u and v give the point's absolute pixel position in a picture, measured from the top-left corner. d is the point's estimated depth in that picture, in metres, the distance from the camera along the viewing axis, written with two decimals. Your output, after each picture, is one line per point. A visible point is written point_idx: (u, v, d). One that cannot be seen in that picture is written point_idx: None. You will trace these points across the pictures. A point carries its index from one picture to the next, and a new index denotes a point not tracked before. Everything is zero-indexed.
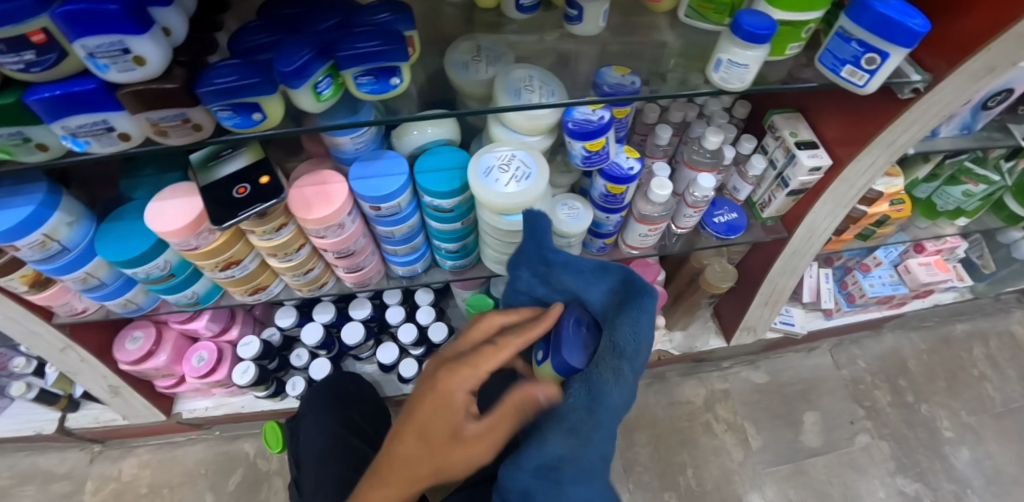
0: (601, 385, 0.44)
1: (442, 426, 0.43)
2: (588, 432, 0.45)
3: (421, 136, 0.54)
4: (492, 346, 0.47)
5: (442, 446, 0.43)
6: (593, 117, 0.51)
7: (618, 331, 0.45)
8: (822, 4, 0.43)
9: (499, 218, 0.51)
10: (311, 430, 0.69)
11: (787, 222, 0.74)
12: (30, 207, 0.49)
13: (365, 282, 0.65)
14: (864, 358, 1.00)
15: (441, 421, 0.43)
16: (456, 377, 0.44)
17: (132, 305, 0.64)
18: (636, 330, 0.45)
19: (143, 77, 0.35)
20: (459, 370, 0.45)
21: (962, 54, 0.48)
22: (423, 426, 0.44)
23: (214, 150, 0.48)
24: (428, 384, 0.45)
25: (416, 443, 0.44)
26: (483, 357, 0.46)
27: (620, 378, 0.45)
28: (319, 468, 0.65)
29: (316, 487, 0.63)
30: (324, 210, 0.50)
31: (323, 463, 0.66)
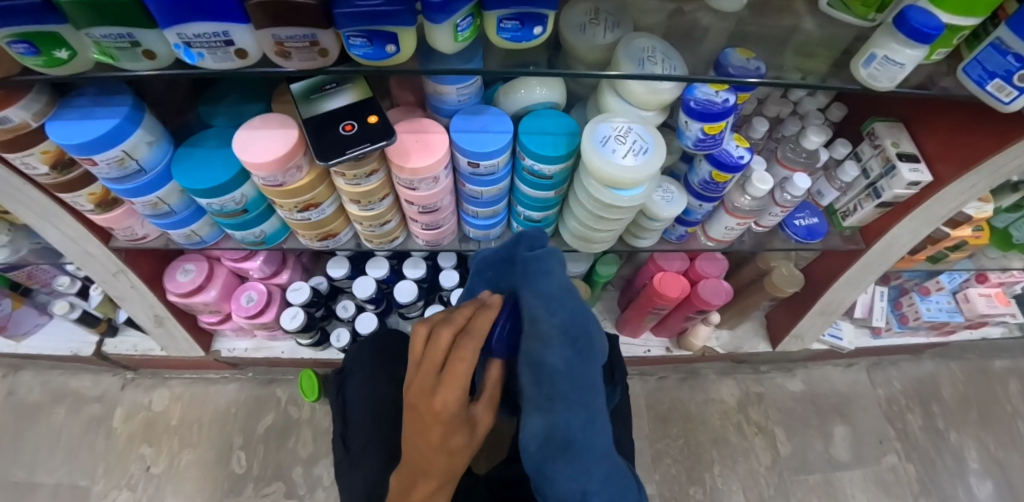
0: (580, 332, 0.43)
1: (459, 439, 0.41)
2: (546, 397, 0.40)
3: (529, 96, 0.51)
4: (457, 361, 0.41)
5: (448, 454, 0.41)
6: (717, 98, 0.48)
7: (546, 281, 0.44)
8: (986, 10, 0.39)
9: (605, 190, 0.49)
10: (357, 386, 0.68)
11: (866, 234, 0.72)
12: (113, 120, 0.47)
13: (437, 241, 0.62)
14: (900, 380, 0.99)
15: (450, 437, 0.41)
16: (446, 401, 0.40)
17: (196, 237, 0.62)
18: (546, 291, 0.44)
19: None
20: (437, 397, 0.40)
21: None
22: (430, 451, 0.41)
23: (319, 83, 0.45)
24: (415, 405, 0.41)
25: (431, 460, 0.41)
26: (460, 363, 0.41)
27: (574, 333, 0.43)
28: (365, 432, 0.63)
29: (365, 444, 0.62)
30: (423, 159, 0.47)
31: (372, 423, 0.64)
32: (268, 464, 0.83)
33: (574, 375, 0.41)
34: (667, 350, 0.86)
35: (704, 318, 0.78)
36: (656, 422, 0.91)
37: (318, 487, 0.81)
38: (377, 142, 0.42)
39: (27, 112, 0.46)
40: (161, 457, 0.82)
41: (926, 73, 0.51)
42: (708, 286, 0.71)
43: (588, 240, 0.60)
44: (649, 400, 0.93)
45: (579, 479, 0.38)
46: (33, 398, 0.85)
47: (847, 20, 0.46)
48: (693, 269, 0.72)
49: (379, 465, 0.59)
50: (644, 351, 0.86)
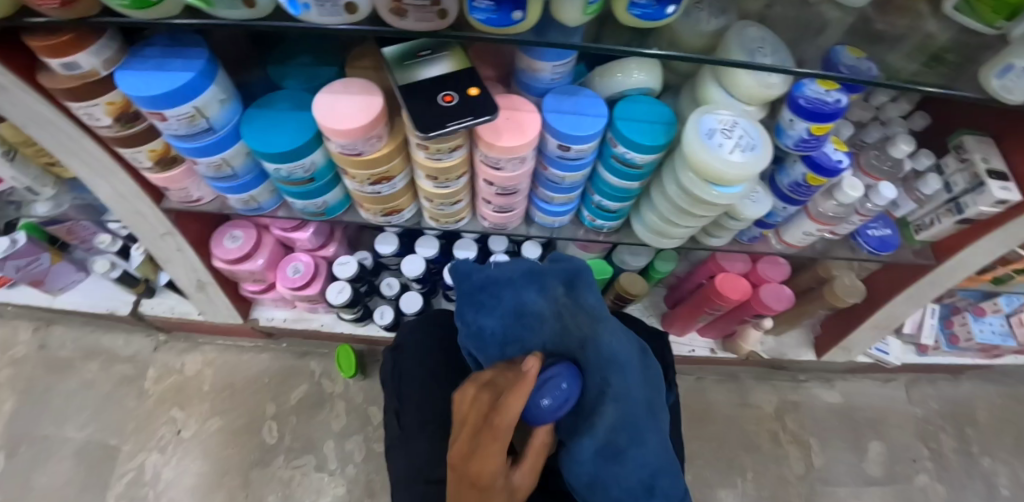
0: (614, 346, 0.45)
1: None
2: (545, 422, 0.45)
3: (626, 81, 0.48)
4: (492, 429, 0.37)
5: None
6: (829, 97, 0.45)
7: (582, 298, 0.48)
8: None
9: (702, 186, 0.46)
10: (412, 365, 0.66)
11: (937, 250, 0.69)
12: (189, 73, 0.44)
13: (503, 225, 0.60)
14: (936, 399, 0.98)
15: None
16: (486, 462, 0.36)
17: (253, 203, 0.60)
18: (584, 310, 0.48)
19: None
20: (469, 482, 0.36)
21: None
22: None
23: (414, 48, 0.42)
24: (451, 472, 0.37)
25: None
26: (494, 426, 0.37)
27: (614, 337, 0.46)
28: (422, 407, 0.62)
29: (420, 426, 0.60)
30: (516, 138, 0.44)
31: (426, 401, 0.63)
32: (299, 435, 0.82)
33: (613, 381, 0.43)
34: (712, 351, 0.85)
35: (757, 323, 0.76)
36: (690, 423, 0.90)
37: (349, 463, 0.80)
38: (481, 116, 0.39)
39: (97, 58, 0.43)
40: (192, 421, 0.81)
41: None
42: (770, 290, 0.68)
43: (664, 236, 0.57)
44: (684, 400, 0.92)
45: (634, 478, 0.41)
46: (65, 353, 0.84)
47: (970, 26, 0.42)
48: (754, 273, 0.70)
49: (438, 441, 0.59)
50: (688, 351, 0.85)
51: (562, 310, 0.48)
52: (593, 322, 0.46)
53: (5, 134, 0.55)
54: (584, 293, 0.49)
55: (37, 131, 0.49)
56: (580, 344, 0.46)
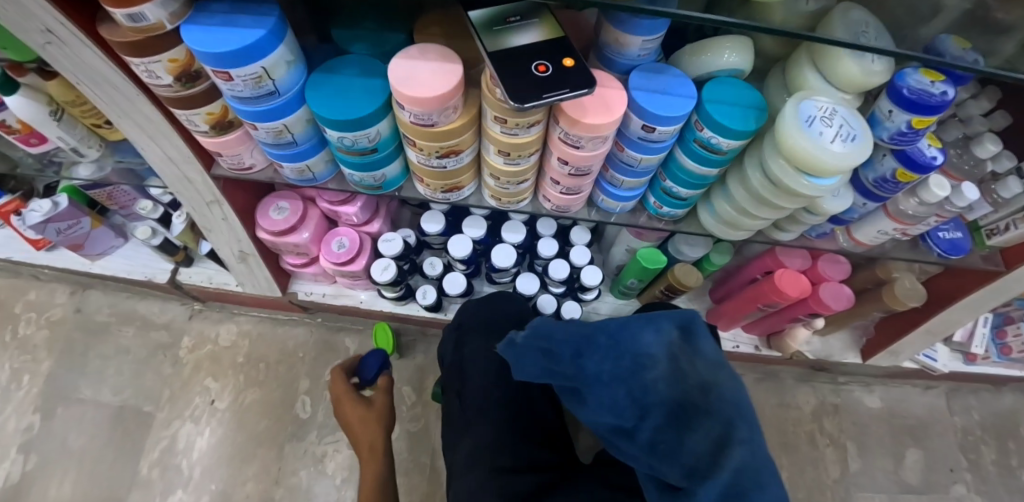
0: (732, 389, 0.39)
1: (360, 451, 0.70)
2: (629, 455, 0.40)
3: (716, 62, 0.45)
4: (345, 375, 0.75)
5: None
6: (935, 88, 0.42)
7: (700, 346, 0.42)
8: None
9: (794, 176, 0.44)
10: (478, 349, 0.68)
11: (1009, 256, 0.66)
12: (260, 31, 0.41)
13: (564, 208, 0.58)
14: (977, 410, 0.95)
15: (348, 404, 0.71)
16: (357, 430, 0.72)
17: (308, 174, 0.58)
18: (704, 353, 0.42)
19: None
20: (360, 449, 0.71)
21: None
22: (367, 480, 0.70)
23: (502, 13, 0.40)
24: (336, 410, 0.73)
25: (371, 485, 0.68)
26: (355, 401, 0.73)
27: (728, 379, 0.40)
28: (484, 389, 0.64)
29: (479, 407, 0.63)
30: (602, 116, 0.42)
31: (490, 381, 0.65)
32: (332, 411, 0.81)
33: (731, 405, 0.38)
34: (756, 348, 0.83)
35: (809, 323, 0.74)
36: None
37: None
38: (577, 90, 0.37)
39: (164, 10, 0.40)
40: (225, 392, 0.81)
41: None
42: (830, 289, 0.66)
43: (735, 227, 0.55)
44: None
45: None
46: (101, 318, 0.83)
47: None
48: (814, 270, 0.67)
49: (498, 424, 0.61)
50: (732, 347, 0.83)
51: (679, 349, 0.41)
52: (712, 370, 0.40)
53: (57, 92, 0.53)
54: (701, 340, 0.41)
55: (94, 90, 0.47)
56: (700, 388, 0.38)
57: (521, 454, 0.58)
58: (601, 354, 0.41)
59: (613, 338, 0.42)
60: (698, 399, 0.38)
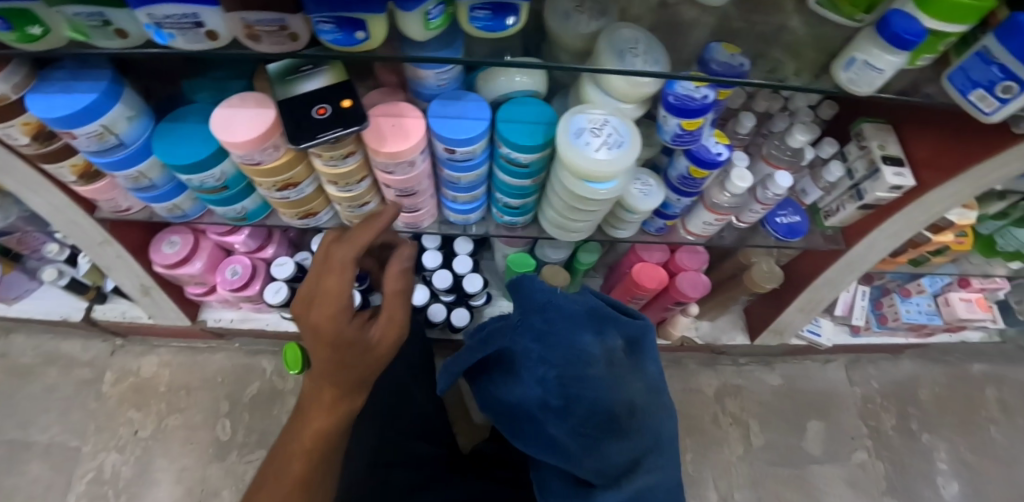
0: (657, 416, 0.53)
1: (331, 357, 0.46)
2: (553, 434, 0.52)
3: (510, 84, 0.50)
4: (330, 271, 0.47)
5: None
6: (696, 94, 0.47)
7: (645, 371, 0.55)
8: (973, 19, 0.36)
9: (578, 183, 0.49)
10: None
11: (848, 234, 0.72)
12: (91, 95, 0.46)
13: (416, 223, 0.63)
14: (877, 379, 1.00)
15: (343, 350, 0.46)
16: (356, 351, 0.47)
17: (178, 211, 0.63)
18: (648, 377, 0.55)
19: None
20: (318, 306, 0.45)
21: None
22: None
23: (295, 65, 0.46)
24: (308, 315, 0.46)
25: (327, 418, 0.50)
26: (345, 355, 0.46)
27: (660, 410, 0.54)
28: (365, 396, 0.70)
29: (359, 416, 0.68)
30: (400, 144, 0.47)
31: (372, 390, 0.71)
32: (253, 431, 0.85)
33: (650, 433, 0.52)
34: None
35: (683, 310, 0.79)
36: None
37: None
38: (350, 127, 0.43)
39: (7, 84, 0.45)
40: (148, 421, 0.85)
41: (912, 79, 0.50)
42: (687, 279, 0.71)
43: (566, 229, 0.60)
44: None
45: None
46: (26, 360, 0.87)
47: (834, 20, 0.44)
48: (673, 261, 0.72)
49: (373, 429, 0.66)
50: None
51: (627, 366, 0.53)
52: (649, 394, 0.54)
53: None
54: (643, 364, 0.55)
55: None
56: (630, 412, 0.51)
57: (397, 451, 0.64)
58: (551, 344, 0.51)
59: (556, 328, 0.52)
60: (624, 418, 0.50)
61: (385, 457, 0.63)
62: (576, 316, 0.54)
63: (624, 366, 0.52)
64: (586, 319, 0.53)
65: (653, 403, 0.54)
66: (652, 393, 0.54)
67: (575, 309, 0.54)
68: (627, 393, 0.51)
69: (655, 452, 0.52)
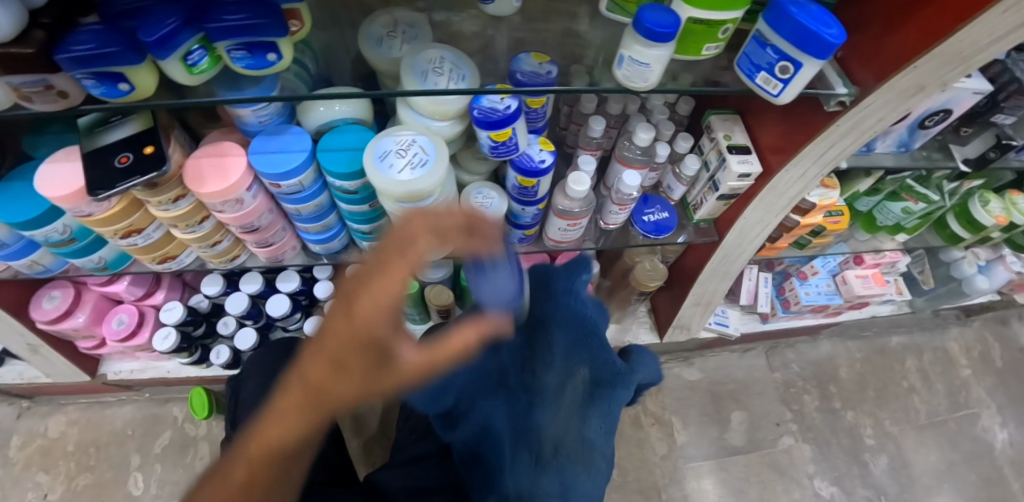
0: (572, 469, 0.54)
1: (353, 360, 0.30)
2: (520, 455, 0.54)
3: (330, 113, 0.52)
4: (399, 251, 0.32)
5: None
6: (500, 106, 0.48)
7: (590, 426, 0.57)
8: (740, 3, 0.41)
9: (397, 205, 0.50)
10: (253, 387, 0.72)
11: (719, 225, 0.74)
12: None
13: (280, 258, 0.64)
14: (798, 362, 1.01)
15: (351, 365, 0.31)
16: (414, 245, 0.32)
17: (39, 266, 0.62)
18: (587, 434, 0.57)
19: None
20: (366, 287, 0.31)
21: (927, 42, 0.46)
22: None
23: (104, 115, 0.47)
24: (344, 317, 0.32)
25: (331, 370, 0.31)
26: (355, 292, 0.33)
27: (589, 470, 0.55)
28: None
29: None
30: (220, 184, 0.49)
31: None
32: (165, 482, 0.84)
33: (564, 476, 0.53)
34: None
35: None
36: None
37: None
38: (149, 174, 0.44)
39: None
40: (57, 483, 0.83)
41: (709, 69, 0.52)
42: None
43: None
44: None
45: None
46: None
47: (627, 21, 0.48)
48: None
49: None
50: None
51: (575, 398, 0.57)
52: (575, 437, 0.56)
53: None
54: (589, 421, 0.57)
55: None
56: (554, 448, 0.54)
57: None
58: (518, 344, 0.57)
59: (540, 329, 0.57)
60: (548, 452, 0.54)
61: None
62: (564, 329, 0.57)
63: (573, 412, 0.57)
64: (566, 344, 0.57)
65: (580, 439, 0.56)
66: (582, 445, 0.56)
67: (581, 319, 0.58)
68: (560, 427, 0.55)
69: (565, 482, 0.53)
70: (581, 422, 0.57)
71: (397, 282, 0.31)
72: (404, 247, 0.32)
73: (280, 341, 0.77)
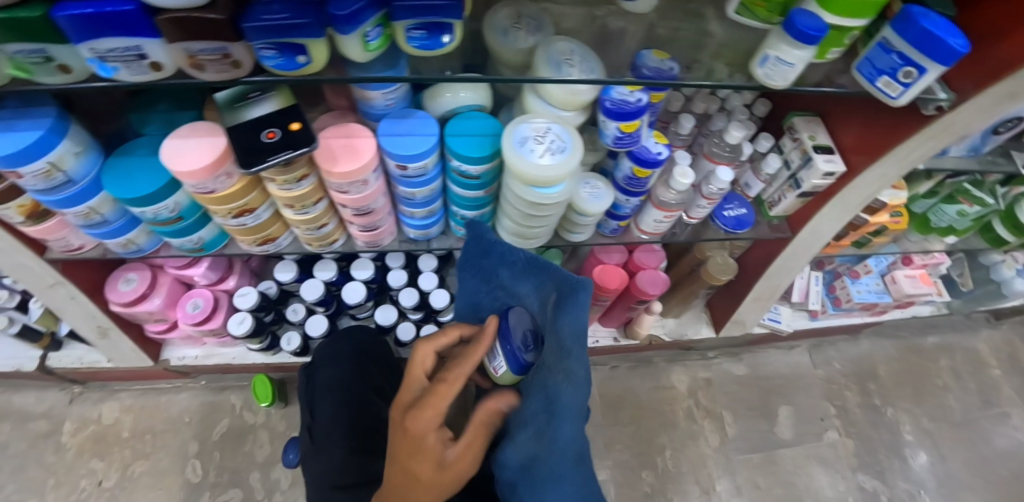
0: (557, 392, 0.51)
1: (425, 468, 0.45)
2: (574, 369, 0.53)
3: (456, 99, 0.52)
4: (443, 380, 0.47)
5: None
6: (631, 98, 0.50)
7: (561, 329, 0.52)
8: (870, 13, 0.43)
9: (527, 189, 0.51)
10: (328, 375, 0.73)
11: (792, 222, 0.76)
12: (37, 131, 0.45)
13: (377, 242, 0.64)
14: (839, 360, 1.04)
15: (416, 461, 0.45)
16: (446, 392, 0.47)
17: (133, 246, 0.62)
18: (564, 342, 0.53)
19: (186, 3, 0.32)
20: (421, 411, 0.46)
21: None
22: None
23: (242, 91, 0.46)
24: (399, 429, 0.47)
25: (404, 479, 0.46)
26: (409, 428, 0.46)
27: (572, 380, 0.52)
28: (332, 417, 0.69)
29: (328, 435, 0.68)
30: (352, 164, 0.49)
31: (340, 407, 0.70)
32: (224, 470, 0.83)
33: (548, 398, 0.51)
34: (615, 339, 0.90)
35: (647, 308, 0.82)
36: (609, 411, 0.95)
37: (275, 491, 0.82)
38: (300, 148, 0.44)
39: None
40: (112, 470, 0.81)
41: (825, 71, 0.55)
42: (646, 276, 0.74)
43: (521, 234, 0.63)
44: (601, 389, 0.96)
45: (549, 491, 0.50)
46: None
47: (756, 26, 0.50)
48: (632, 261, 0.75)
49: (342, 450, 0.65)
50: (593, 343, 0.90)
51: (548, 320, 0.54)
52: (563, 357, 0.52)
53: None
54: (566, 311, 0.53)
55: None
56: (537, 370, 0.53)
57: (366, 470, 0.64)
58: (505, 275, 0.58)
59: (492, 276, 0.59)
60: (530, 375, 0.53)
61: (346, 481, 0.62)
62: (517, 265, 0.57)
63: (546, 322, 0.54)
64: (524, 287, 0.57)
65: (571, 366, 0.52)
66: (563, 354, 0.52)
67: (516, 256, 0.57)
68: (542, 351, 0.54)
69: (561, 419, 0.51)
70: (552, 329, 0.53)
71: (435, 419, 0.46)
72: (438, 391, 0.47)
73: (347, 329, 0.78)
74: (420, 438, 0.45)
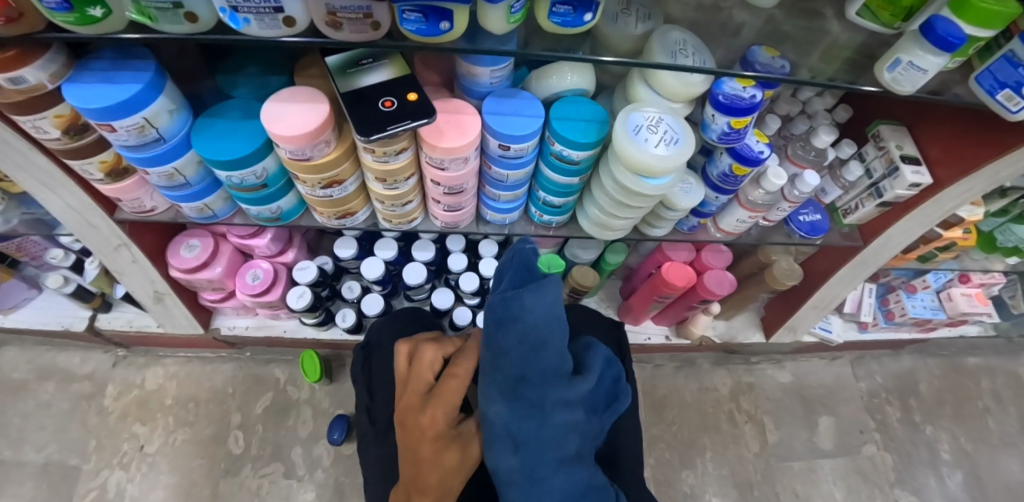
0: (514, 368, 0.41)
1: (452, 457, 0.44)
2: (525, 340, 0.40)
3: (561, 83, 0.51)
4: (452, 377, 0.47)
5: None
6: (744, 94, 0.48)
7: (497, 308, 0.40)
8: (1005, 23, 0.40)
9: (633, 177, 0.50)
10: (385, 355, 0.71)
11: (864, 232, 0.75)
12: (137, 84, 0.43)
13: (455, 223, 0.63)
14: (880, 374, 1.04)
15: (442, 452, 0.44)
16: (457, 381, 0.47)
17: (208, 211, 0.60)
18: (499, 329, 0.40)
19: None
20: (436, 403, 0.45)
21: None
22: None
23: (355, 57, 0.45)
24: (414, 422, 0.45)
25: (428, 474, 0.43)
26: (426, 420, 0.45)
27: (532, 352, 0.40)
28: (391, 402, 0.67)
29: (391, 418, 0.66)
30: (458, 140, 0.47)
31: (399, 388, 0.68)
32: (267, 443, 0.83)
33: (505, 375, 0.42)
34: (667, 337, 0.91)
35: (705, 309, 0.81)
36: (652, 410, 0.94)
37: (317, 467, 0.82)
38: (419, 119, 0.42)
39: (44, 72, 0.41)
40: (155, 435, 0.82)
41: (941, 79, 0.53)
42: (713, 277, 0.73)
43: (608, 226, 0.62)
44: (645, 387, 0.96)
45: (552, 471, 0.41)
46: (19, 375, 0.85)
47: (874, 28, 0.47)
48: (699, 260, 0.74)
49: None
50: (644, 339, 0.90)
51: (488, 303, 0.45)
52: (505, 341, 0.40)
53: None
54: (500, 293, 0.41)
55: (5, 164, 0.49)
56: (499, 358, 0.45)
57: None
58: None
59: None
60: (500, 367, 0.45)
61: None
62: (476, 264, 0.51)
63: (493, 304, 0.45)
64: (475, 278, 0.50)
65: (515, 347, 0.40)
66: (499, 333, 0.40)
67: None
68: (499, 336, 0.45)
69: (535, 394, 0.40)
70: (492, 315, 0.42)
71: (450, 407, 0.45)
72: (451, 381, 0.47)
73: (405, 309, 0.77)
74: (440, 428, 0.44)
